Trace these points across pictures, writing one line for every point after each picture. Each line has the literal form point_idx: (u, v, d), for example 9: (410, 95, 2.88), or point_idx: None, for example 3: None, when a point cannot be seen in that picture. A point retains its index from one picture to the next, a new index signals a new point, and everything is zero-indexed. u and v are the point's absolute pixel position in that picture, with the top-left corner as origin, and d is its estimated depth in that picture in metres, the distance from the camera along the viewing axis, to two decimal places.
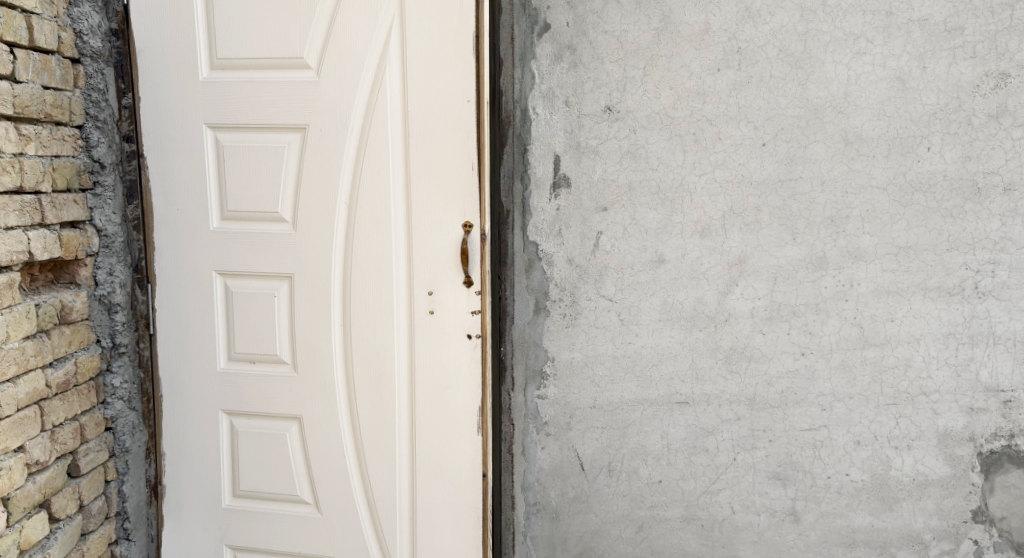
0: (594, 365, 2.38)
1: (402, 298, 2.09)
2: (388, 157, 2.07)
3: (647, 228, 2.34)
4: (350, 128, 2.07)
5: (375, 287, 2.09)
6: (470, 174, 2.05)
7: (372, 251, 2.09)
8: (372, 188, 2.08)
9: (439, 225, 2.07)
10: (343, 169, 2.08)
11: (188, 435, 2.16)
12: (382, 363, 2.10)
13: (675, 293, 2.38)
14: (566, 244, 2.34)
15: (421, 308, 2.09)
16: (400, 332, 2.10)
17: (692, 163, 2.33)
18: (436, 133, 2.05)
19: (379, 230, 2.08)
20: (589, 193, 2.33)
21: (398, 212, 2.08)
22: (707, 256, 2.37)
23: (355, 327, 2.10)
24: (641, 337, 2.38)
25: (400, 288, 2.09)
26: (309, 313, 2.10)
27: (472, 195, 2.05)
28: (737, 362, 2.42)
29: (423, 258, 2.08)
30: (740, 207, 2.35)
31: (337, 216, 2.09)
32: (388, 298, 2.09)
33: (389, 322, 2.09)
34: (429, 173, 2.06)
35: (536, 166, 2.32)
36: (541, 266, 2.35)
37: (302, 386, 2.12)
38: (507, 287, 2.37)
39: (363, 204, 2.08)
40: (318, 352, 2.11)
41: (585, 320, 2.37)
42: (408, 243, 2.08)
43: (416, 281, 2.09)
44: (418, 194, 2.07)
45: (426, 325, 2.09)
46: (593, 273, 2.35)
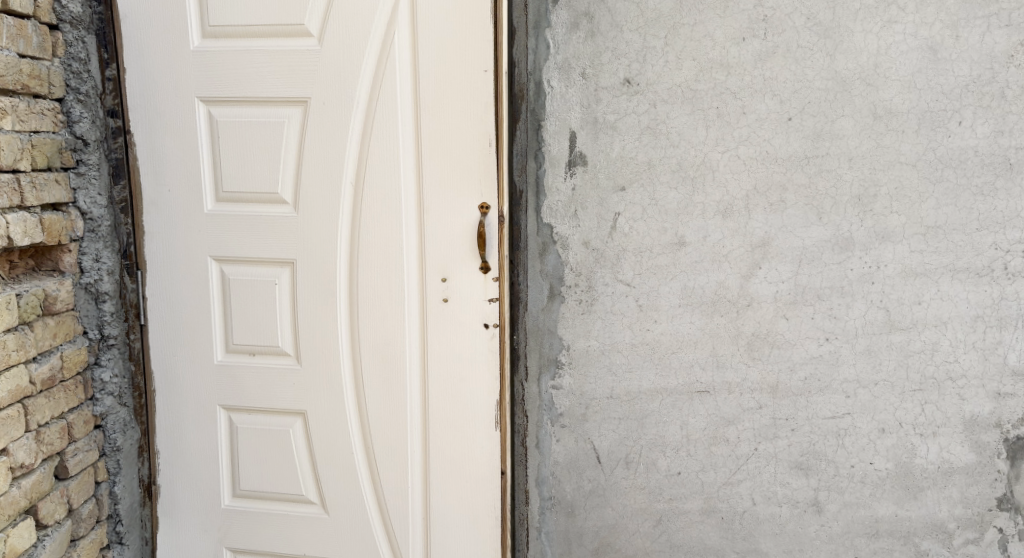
0: (611, 353, 2.27)
1: (414, 285, 1.96)
2: (398, 134, 1.93)
3: (667, 208, 2.22)
4: (357, 101, 1.92)
5: (384, 273, 1.96)
6: (486, 152, 1.91)
7: (381, 235, 1.95)
8: (381, 166, 1.93)
9: (453, 207, 1.93)
10: (349, 146, 1.93)
11: (184, 432, 2.03)
12: (392, 355, 1.97)
13: (696, 277, 2.26)
14: (582, 226, 2.22)
15: (433, 296, 1.96)
16: (412, 322, 1.97)
17: (715, 139, 2.20)
18: (450, 107, 1.91)
19: (388, 212, 1.94)
20: (607, 172, 2.20)
21: (409, 192, 1.94)
22: (729, 237, 2.25)
23: (363, 317, 1.97)
24: (660, 323, 2.27)
25: (411, 275, 1.96)
26: (313, 301, 1.97)
27: (488, 175, 1.92)
28: (759, 349, 2.31)
29: (435, 242, 1.95)
30: (764, 186, 2.24)
31: (343, 197, 1.94)
32: (398, 285, 1.96)
33: (400, 311, 1.96)
34: (442, 150, 1.92)
35: (551, 143, 2.19)
36: (556, 250, 2.22)
37: (306, 380, 1.99)
38: (520, 272, 2.24)
39: (371, 184, 1.94)
40: (323, 343, 1.98)
41: (602, 306, 2.25)
42: (420, 226, 1.95)
43: (429, 266, 1.95)
44: (430, 173, 1.93)
45: (439, 314, 1.96)
46: (611, 257, 2.23)
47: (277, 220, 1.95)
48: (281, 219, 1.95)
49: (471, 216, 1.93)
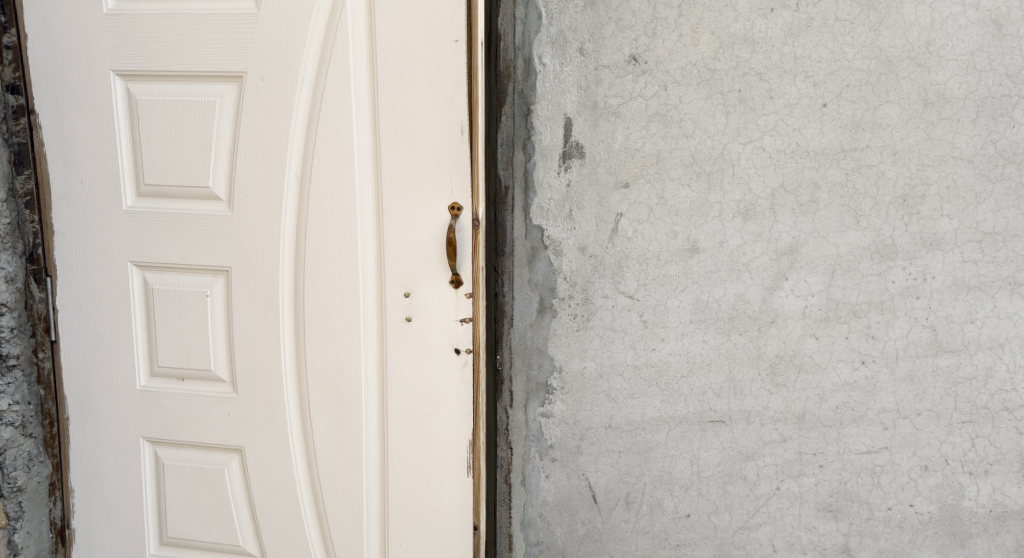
0: (611, 377, 1.95)
1: (372, 299, 1.71)
2: (353, 124, 1.67)
3: (679, 209, 1.90)
4: (305, 86, 1.67)
5: (336, 285, 1.71)
6: (459, 147, 1.66)
7: (333, 241, 1.70)
8: (332, 162, 1.68)
9: (418, 210, 1.68)
10: (296, 138, 1.68)
11: (108, 463, 1.79)
12: (346, 379, 1.73)
13: (710, 289, 1.94)
14: (578, 229, 1.89)
15: (395, 312, 1.71)
16: (369, 341, 1.72)
17: (735, 128, 1.87)
18: (414, 94, 1.65)
19: (341, 214, 1.69)
20: (608, 165, 1.87)
21: (366, 192, 1.69)
22: (750, 243, 1.92)
23: (312, 335, 1.72)
24: (668, 343, 1.95)
25: (369, 287, 1.71)
26: (257, 316, 1.72)
27: (461, 174, 1.67)
28: (784, 373, 1.99)
29: (397, 250, 1.70)
30: (793, 184, 1.91)
31: (288, 195, 1.70)
32: (353, 299, 1.71)
33: (355, 328, 1.71)
34: (405, 144, 1.67)
35: (542, 131, 1.86)
36: (547, 256, 1.90)
37: (244, 409, 1.75)
38: (505, 281, 1.92)
39: (321, 182, 1.69)
40: (267, 364, 1.73)
41: (601, 322, 1.93)
42: (378, 232, 1.70)
43: (389, 277, 1.71)
44: (390, 170, 1.68)
45: (400, 333, 1.71)
46: (611, 265, 1.91)
47: (210, 224, 1.71)
48: (214, 223, 1.71)
49: (440, 222, 1.68)
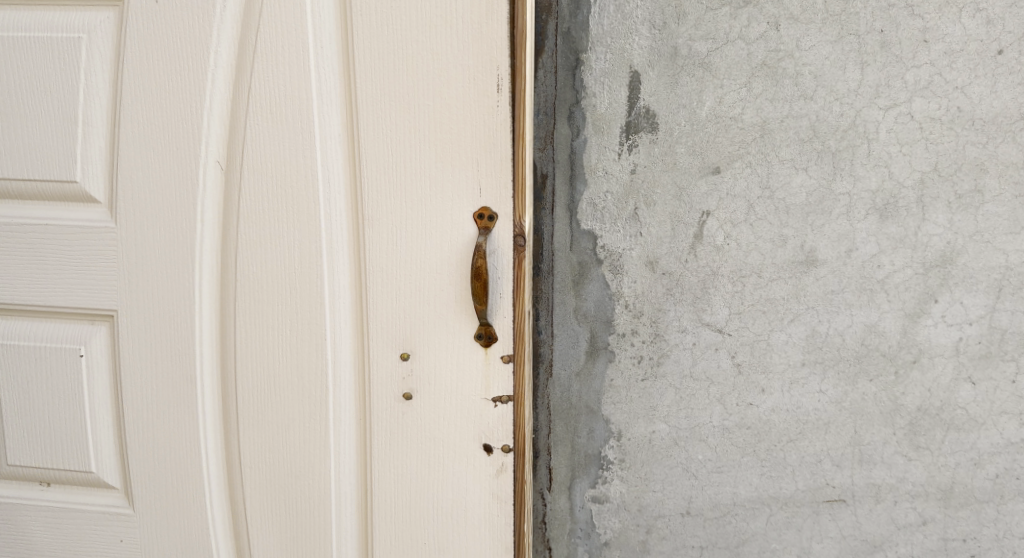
0: (690, 445, 1.37)
1: (348, 353, 1.18)
2: (307, 95, 1.13)
3: (790, 204, 1.32)
4: (225, 37, 1.12)
5: (287, 337, 1.18)
6: (478, 129, 1.11)
7: (282, 269, 1.16)
8: (275, 151, 1.14)
9: (416, 222, 1.14)
10: (215, 115, 1.14)
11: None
12: (302, 466, 1.20)
13: (831, 317, 1.37)
14: (646, 235, 1.30)
15: (381, 370, 1.18)
16: (342, 412, 1.19)
17: (873, 86, 1.30)
18: (403, 46, 1.10)
19: (296, 234, 1.15)
20: (691, 140, 1.28)
21: (341, 195, 1.14)
22: (887, 252, 1.36)
23: (250, 404, 1.20)
24: (770, 394, 1.38)
25: (342, 336, 1.18)
26: (171, 377, 1.19)
27: (494, 170, 1.12)
28: (927, 432, 1.42)
29: (381, 282, 1.15)
30: (950, 166, 1.33)
31: (207, 200, 1.16)
32: (313, 352, 1.18)
33: (316, 395, 1.19)
34: (392, 123, 1.12)
35: (596, 92, 1.27)
36: (602, 274, 1.31)
37: (146, 524, 1.24)
38: (540, 311, 1.32)
39: (263, 181, 1.14)
40: (185, 445, 1.21)
41: (677, 367, 1.35)
42: (358, 254, 1.15)
43: (374, 324, 1.17)
44: (370, 162, 1.13)
45: (383, 401, 1.18)
46: (693, 285, 1.33)
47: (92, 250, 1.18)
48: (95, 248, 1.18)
49: (465, 238, 1.14)
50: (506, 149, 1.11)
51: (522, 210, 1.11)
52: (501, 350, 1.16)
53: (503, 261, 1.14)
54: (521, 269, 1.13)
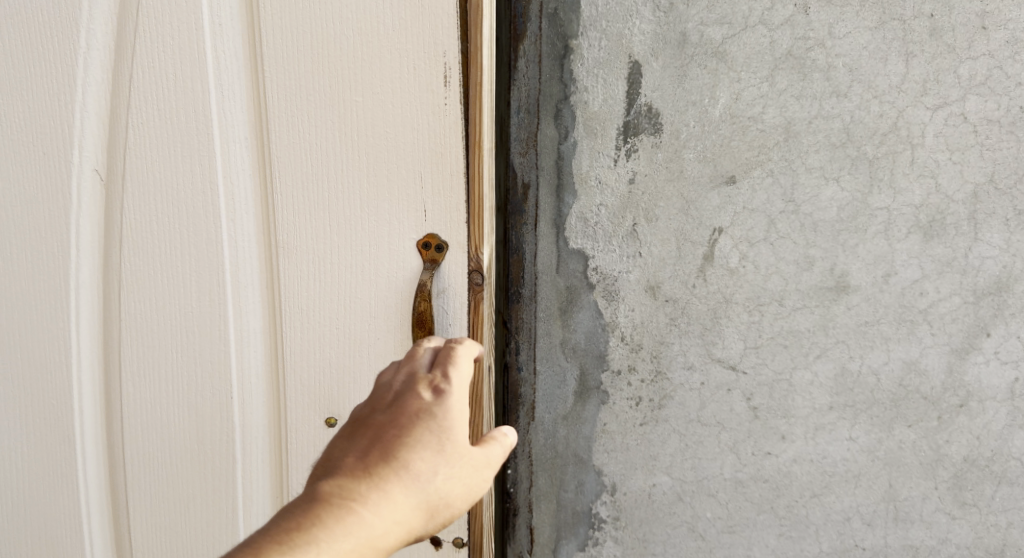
0: (697, 501, 1.17)
1: (260, 409, 0.96)
2: (203, 88, 0.90)
3: (818, 221, 1.12)
4: (95, 11, 0.90)
5: (185, 392, 0.96)
6: (418, 135, 0.90)
7: (178, 306, 0.94)
8: (165, 159, 0.92)
9: (345, 250, 0.92)
10: (91, 113, 0.92)
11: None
12: (203, 547, 0.99)
13: (864, 352, 1.17)
14: (647, 256, 1.10)
15: (300, 430, 0.96)
16: (254, 481, 0.98)
17: (920, 80, 1.09)
18: (326, 27, 0.88)
19: (195, 265, 0.94)
20: (701, 144, 1.08)
21: (251, 216, 0.93)
22: (932, 278, 1.15)
23: (139, 471, 0.97)
24: (791, 443, 1.18)
25: (252, 388, 0.96)
26: (41, 436, 0.98)
27: (442, 186, 0.90)
28: (975, 487, 1.21)
29: (300, 322, 0.94)
30: (1011, 176, 1.12)
31: (82, 220, 0.93)
32: (215, 407, 0.96)
33: (219, 459, 0.97)
34: (312, 125, 0.90)
35: (588, 86, 1.07)
36: (593, 302, 1.11)
37: None
38: (520, 344, 1.13)
39: (151, 197, 0.92)
40: (61, 521, 0.99)
41: (682, 410, 1.15)
42: (272, 288, 0.94)
43: (293, 377, 0.95)
44: (285, 175, 0.91)
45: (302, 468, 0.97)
46: (702, 315, 1.12)
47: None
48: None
49: (407, 274, 0.92)
50: (461, 162, 0.90)
51: (479, 239, 0.91)
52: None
53: (454, 303, 0.92)
54: (478, 313, 0.92)
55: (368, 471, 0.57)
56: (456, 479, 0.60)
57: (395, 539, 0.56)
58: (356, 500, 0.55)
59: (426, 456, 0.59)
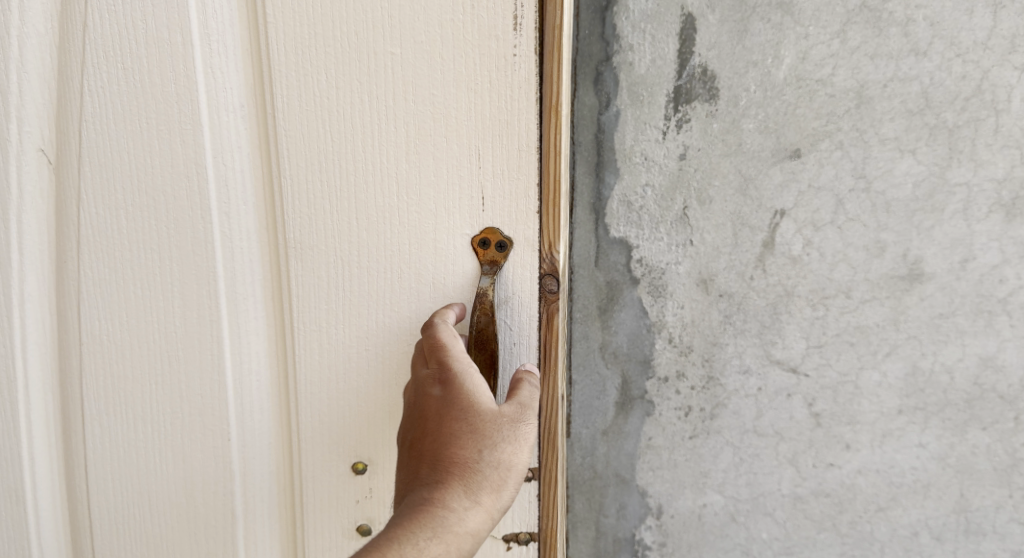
0: (752, 521, 1.04)
1: (271, 475, 0.73)
2: (183, 41, 0.65)
3: (891, 200, 0.96)
4: None
5: (177, 453, 0.72)
6: (475, 94, 0.65)
7: (156, 338, 0.70)
8: (136, 141, 0.67)
9: (389, 264, 0.68)
10: (32, 74, 0.66)
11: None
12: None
13: (937, 348, 1.00)
14: (699, 244, 0.95)
15: (324, 503, 0.73)
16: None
17: (1008, 34, 0.92)
18: None
19: (181, 283, 0.69)
20: (763, 112, 0.92)
21: (251, 214, 0.68)
22: (1015, 262, 0.97)
23: (111, 556, 0.74)
24: (855, 453, 1.03)
25: (260, 446, 0.72)
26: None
27: (506, 166, 0.66)
28: None
29: (320, 357, 0.70)
30: None
31: (21, 226, 0.68)
32: (209, 475, 0.73)
33: (215, 541, 0.74)
34: (325, 84, 0.66)
35: (634, 44, 0.90)
36: (638, 298, 0.96)
37: None
38: None
39: (117, 192, 0.68)
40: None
41: (737, 420, 1.00)
42: (282, 312, 0.70)
43: (316, 433, 0.72)
44: (296, 157, 0.67)
45: (325, 551, 0.74)
46: (761, 311, 0.98)
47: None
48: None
49: (457, 280, 0.68)
50: (532, 131, 0.65)
51: (553, 235, 0.67)
52: None
53: (521, 317, 0.68)
54: (553, 332, 0.68)
55: (425, 483, 0.62)
56: (504, 447, 0.63)
57: (481, 516, 0.62)
58: (419, 512, 0.60)
59: (468, 445, 0.63)
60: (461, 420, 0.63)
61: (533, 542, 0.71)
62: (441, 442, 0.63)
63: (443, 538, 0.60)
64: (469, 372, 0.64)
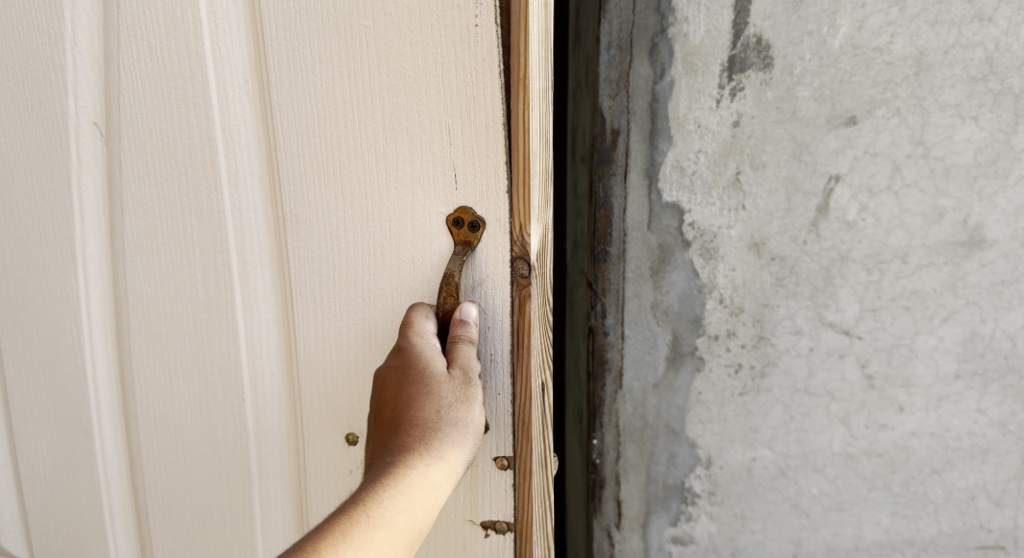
0: (802, 476, 1.07)
1: (277, 400, 0.95)
2: (200, 29, 0.87)
3: (950, 166, 0.96)
4: None
5: (197, 348, 0.95)
6: (441, 79, 0.82)
7: (185, 257, 0.93)
8: (156, 122, 0.90)
9: (356, 214, 0.87)
10: (85, 54, 0.90)
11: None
12: (219, 519, 1.00)
13: (997, 315, 1.01)
14: (752, 208, 0.98)
15: (313, 406, 0.94)
16: (266, 448, 0.96)
17: None
18: None
19: (196, 217, 0.91)
20: (818, 80, 0.94)
21: (256, 178, 0.89)
22: None
23: (158, 439, 0.99)
24: (910, 416, 1.05)
25: (267, 365, 0.94)
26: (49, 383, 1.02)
27: (473, 145, 0.83)
28: None
29: (310, 288, 0.90)
30: None
31: (84, 171, 0.93)
32: (229, 392, 0.96)
33: (232, 424, 0.96)
34: (342, 78, 0.84)
35: (690, 15, 0.94)
36: (690, 260, 1.00)
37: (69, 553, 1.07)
38: (610, 311, 1.03)
39: (150, 159, 0.91)
40: (74, 458, 1.03)
41: (787, 379, 1.04)
42: (281, 266, 0.90)
43: (299, 342, 0.92)
44: (291, 133, 0.86)
45: (315, 459, 0.95)
46: (813, 274, 1.00)
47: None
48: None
49: (437, 255, 0.86)
50: (500, 110, 0.81)
51: (525, 217, 0.83)
52: (494, 450, 0.88)
53: (492, 301, 0.85)
54: (525, 315, 0.84)
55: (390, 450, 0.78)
56: (454, 408, 0.80)
57: (435, 470, 0.78)
58: (388, 473, 0.75)
59: (426, 410, 0.79)
60: (416, 383, 0.80)
61: (509, 532, 0.90)
62: (405, 412, 0.80)
63: (405, 495, 0.74)
64: (428, 344, 0.82)
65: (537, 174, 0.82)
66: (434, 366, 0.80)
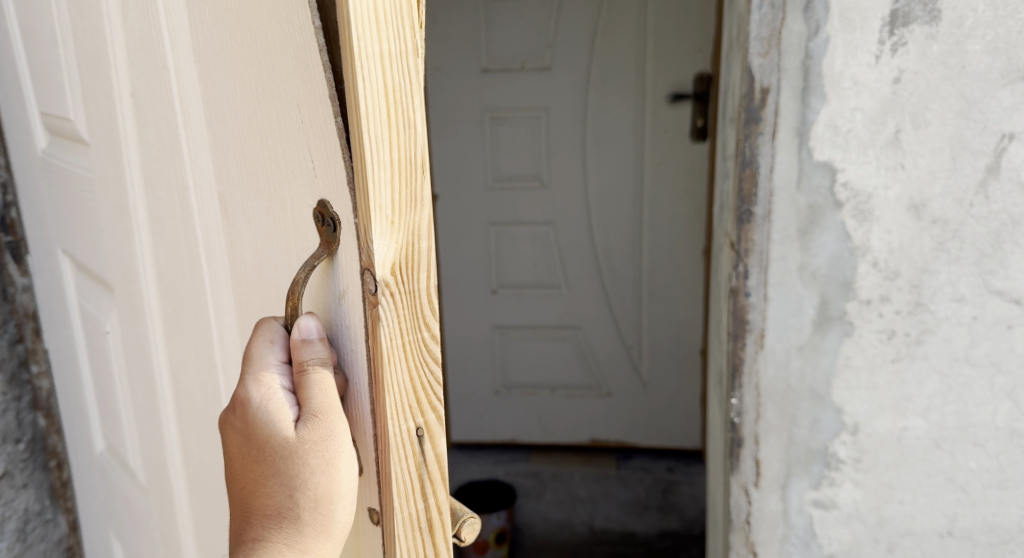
0: (959, 450, 1.02)
1: None
2: None
3: None
4: None
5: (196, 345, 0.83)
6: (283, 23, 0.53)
7: (181, 250, 0.79)
8: (148, 81, 0.75)
9: (269, 207, 0.62)
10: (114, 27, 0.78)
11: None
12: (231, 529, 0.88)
13: None
14: (912, 168, 0.94)
15: None
16: None
17: None
18: None
19: (178, 203, 0.77)
20: (992, 33, 0.90)
21: (205, 157, 0.70)
22: None
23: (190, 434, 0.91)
24: None
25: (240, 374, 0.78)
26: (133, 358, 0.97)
27: (321, 128, 0.53)
28: None
29: (254, 296, 0.69)
30: None
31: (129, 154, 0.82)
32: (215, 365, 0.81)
33: None
34: (218, 27, 0.62)
35: None
36: (842, 222, 0.98)
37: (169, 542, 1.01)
38: (751, 270, 1.02)
39: (149, 135, 0.78)
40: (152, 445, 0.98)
41: (945, 348, 0.99)
42: (232, 263, 0.71)
43: None
44: (214, 99, 0.66)
45: None
46: (979, 238, 0.95)
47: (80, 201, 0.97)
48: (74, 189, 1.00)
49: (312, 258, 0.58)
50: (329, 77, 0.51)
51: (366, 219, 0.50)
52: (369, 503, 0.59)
53: (351, 325, 0.55)
54: (375, 344, 0.52)
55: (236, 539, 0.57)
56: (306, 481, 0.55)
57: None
58: None
59: (276, 485, 0.56)
60: (262, 456, 0.57)
61: None
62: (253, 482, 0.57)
63: None
64: (268, 395, 0.57)
65: (388, 166, 0.50)
66: (285, 420, 0.56)
